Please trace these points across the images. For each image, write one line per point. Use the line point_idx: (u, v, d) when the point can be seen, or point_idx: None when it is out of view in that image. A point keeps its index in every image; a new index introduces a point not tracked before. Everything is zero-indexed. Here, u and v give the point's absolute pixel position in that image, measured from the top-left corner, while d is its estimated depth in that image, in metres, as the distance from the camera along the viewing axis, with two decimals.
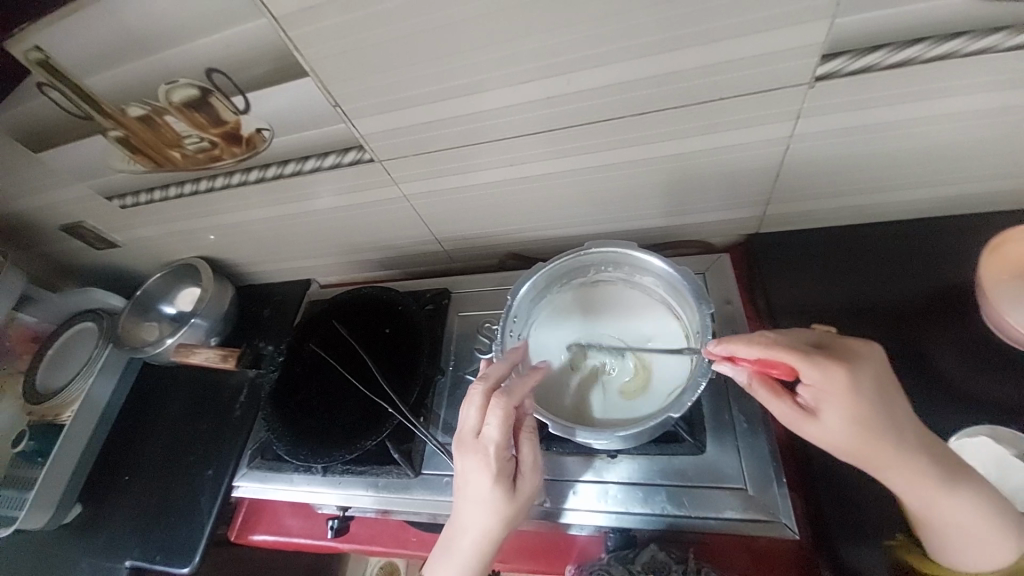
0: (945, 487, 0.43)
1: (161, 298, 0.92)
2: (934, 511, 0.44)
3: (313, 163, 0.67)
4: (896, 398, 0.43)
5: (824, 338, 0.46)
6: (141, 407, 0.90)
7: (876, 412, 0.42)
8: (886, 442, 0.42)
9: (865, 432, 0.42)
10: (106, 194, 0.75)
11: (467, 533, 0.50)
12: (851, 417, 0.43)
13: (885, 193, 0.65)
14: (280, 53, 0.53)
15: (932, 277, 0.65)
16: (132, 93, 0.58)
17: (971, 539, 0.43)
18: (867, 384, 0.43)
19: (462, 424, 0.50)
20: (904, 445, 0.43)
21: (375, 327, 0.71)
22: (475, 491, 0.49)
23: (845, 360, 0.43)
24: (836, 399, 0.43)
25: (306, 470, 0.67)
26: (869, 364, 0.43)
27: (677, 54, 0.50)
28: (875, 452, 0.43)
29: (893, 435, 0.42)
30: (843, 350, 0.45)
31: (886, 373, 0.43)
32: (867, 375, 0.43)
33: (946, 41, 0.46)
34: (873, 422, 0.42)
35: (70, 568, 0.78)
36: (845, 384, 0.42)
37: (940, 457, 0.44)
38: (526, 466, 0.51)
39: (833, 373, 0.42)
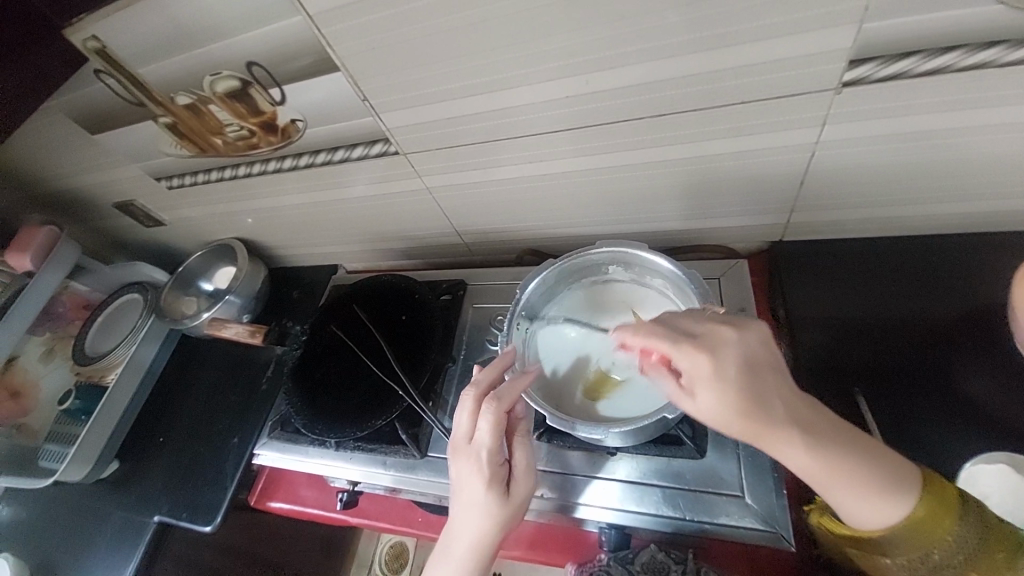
0: (822, 450, 0.41)
1: (200, 275, 0.98)
2: (819, 475, 0.42)
3: (341, 154, 0.70)
4: (764, 370, 0.43)
5: (702, 323, 0.47)
6: (177, 376, 0.97)
7: (745, 389, 0.42)
8: (754, 417, 0.41)
9: (736, 412, 0.42)
10: (155, 175, 0.81)
11: (461, 539, 0.51)
12: (722, 398, 0.42)
13: (917, 205, 0.63)
14: (313, 49, 0.56)
15: (961, 297, 0.63)
16: (180, 83, 0.62)
17: (856, 497, 0.42)
18: (733, 365, 0.43)
19: (455, 431, 0.53)
20: (772, 413, 0.42)
21: (392, 313, 0.74)
22: (470, 496, 0.51)
23: (711, 345, 0.44)
24: (705, 382, 0.43)
25: (320, 444, 0.70)
26: (736, 346, 0.44)
27: (698, 57, 0.50)
28: (747, 425, 0.42)
29: (763, 408, 0.42)
30: (713, 335, 0.45)
31: (754, 351, 0.44)
32: (730, 355, 0.43)
33: (981, 50, 0.45)
34: (744, 401, 0.42)
35: (106, 518, 0.85)
36: (711, 370, 0.42)
37: (812, 419, 0.43)
38: (521, 468, 0.53)
39: (699, 358, 0.43)
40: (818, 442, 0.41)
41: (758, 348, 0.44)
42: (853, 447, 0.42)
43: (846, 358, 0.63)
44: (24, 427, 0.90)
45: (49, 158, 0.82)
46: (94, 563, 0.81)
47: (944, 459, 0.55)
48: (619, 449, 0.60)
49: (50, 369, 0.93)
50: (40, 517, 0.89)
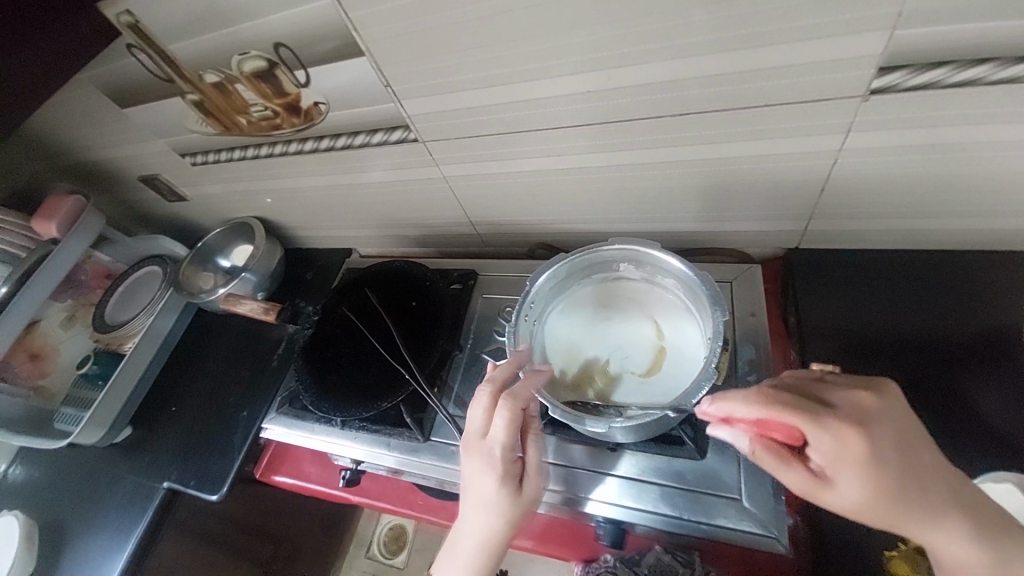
0: (986, 546, 0.38)
1: (218, 252, 1.00)
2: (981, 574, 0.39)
3: (362, 139, 0.71)
4: (922, 452, 0.39)
5: (829, 391, 0.41)
6: (192, 349, 0.99)
7: (894, 477, 0.38)
8: (912, 509, 0.38)
9: (887, 502, 0.38)
10: (180, 151, 0.83)
11: (472, 533, 0.52)
12: (872, 486, 0.38)
13: (942, 219, 0.62)
14: (339, 32, 0.56)
15: (979, 317, 0.62)
16: (209, 61, 0.63)
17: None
18: (884, 447, 0.38)
19: (468, 428, 0.52)
20: (931, 504, 0.38)
21: (403, 299, 0.75)
22: (481, 493, 0.51)
23: (854, 423, 0.39)
24: (852, 469, 0.38)
25: (326, 422, 0.72)
26: (887, 423, 0.39)
27: (723, 57, 0.49)
28: (901, 515, 0.38)
29: (920, 496, 0.38)
30: (851, 406, 0.40)
31: (903, 426, 0.39)
32: (883, 435, 0.39)
33: (1016, 64, 0.44)
34: (898, 488, 0.38)
35: (117, 481, 0.87)
36: (862, 455, 0.38)
37: (975, 512, 0.39)
38: (532, 467, 0.53)
39: (847, 439, 0.38)
40: (985, 535, 0.39)
41: (908, 421, 0.40)
42: (1000, 533, 0.39)
43: (856, 368, 0.63)
44: (42, 389, 0.92)
45: (80, 129, 0.84)
46: (105, 523, 0.84)
47: None
48: (621, 444, 0.60)
49: (71, 334, 0.95)
50: (56, 476, 0.92)
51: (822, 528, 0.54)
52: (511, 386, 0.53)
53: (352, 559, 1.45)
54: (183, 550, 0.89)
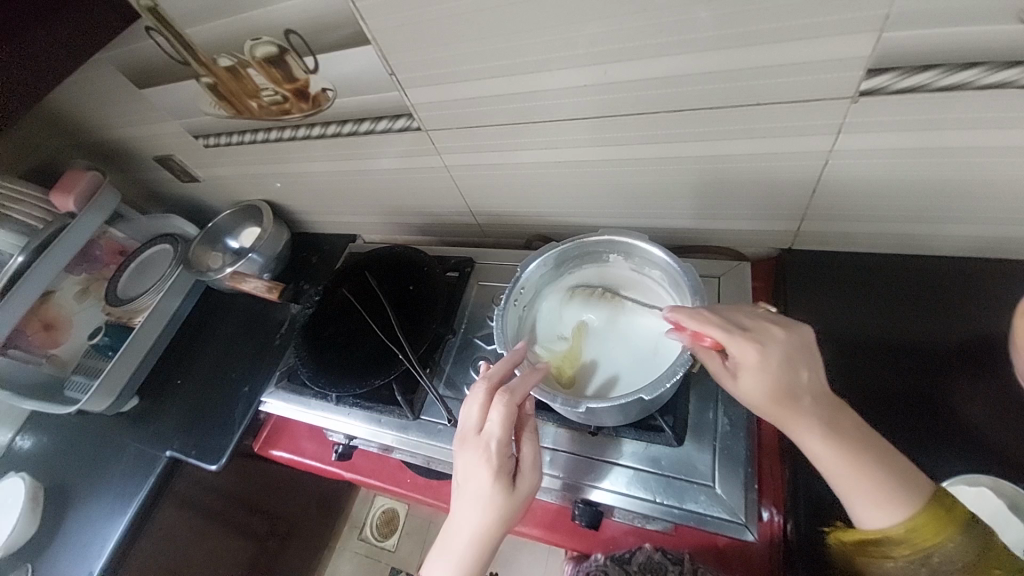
0: (855, 459, 0.46)
1: (227, 232, 1.03)
2: (838, 469, 0.46)
3: (367, 125, 0.73)
4: (806, 370, 0.47)
5: (753, 318, 0.50)
6: (200, 325, 1.03)
7: (784, 382, 0.47)
8: (788, 404, 0.47)
9: (769, 396, 0.47)
10: (194, 133, 0.86)
11: (463, 527, 0.51)
12: (762, 383, 0.47)
13: (932, 224, 0.62)
14: (346, 21, 0.58)
15: (964, 323, 0.62)
16: (223, 46, 0.66)
17: (864, 491, 0.45)
18: (778, 358, 0.47)
19: (464, 422, 0.53)
20: (804, 408, 0.47)
21: (400, 282, 0.77)
22: (475, 489, 0.51)
23: (761, 339, 0.48)
24: (750, 372, 0.48)
25: (322, 397, 0.74)
26: (784, 343, 0.48)
27: (716, 55, 0.51)
28: (783, 413, 0.47)
29: (795, 399, 0.46)
30: (762, 329, 0.49)
31: (799, 352, 0.48)
32: (779, 355, 0.47)
33: (1003, 70, 0.44)
34: (784, 389, 0.47)
35: (121, 449, 0.91)
36: (759, 360, 0.47)
37: (845, 423, 0.47)
38: (526, 465, 0.53)
39: (750, 348, 0.47)
40: (845, 438, 0.46)
41: (803, 347, 0.48)
42: (876, 455, 0.46)
43: (837, 368, 0.63)
44: (54, 358, 0.95)
45: (99, 108, 0.87)
46: (109, 487, 0.87)
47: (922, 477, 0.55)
48: (601, 428, 0.61)
49: (83, 307, 0.98)
50: (64, 442, 0.96)
51: (797, 521, 0.55)
52: (508, 382, 0.54)
53: (345, 540, 1.49)
54: (182, 517, 0.92)
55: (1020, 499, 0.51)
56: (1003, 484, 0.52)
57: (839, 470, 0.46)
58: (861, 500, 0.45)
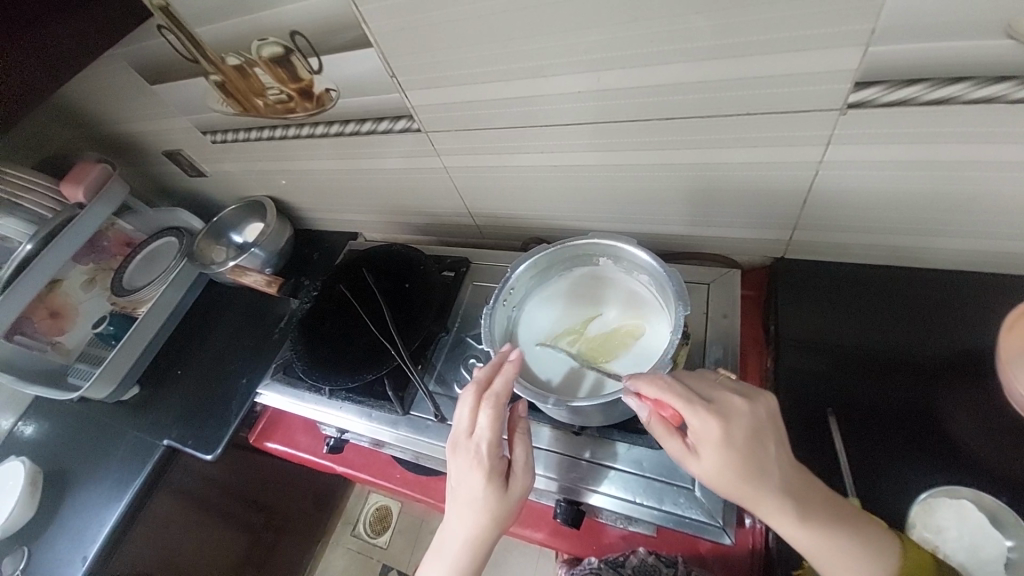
0: (821, 533, 0.46)
1: (232, 227, 1.04)
2: (806, 543, 0.46)
3: (369, 126, 0.75)
4: (770, 445, 0.47)
5: (714, 388, 0.49)
6: (202, 316, 1.05)
7: (747, 458, 0.46)
8: (753, 485, 0.46)
9: (735, 474, 0.46)
10: (202, 129, 0.88)
11: (458, 530, 0.52)
12: (725, 459, 0.46)
13: (923, 237, 0.62)
14: (349, 24, 0.60)
15: (953, 337, 0.62)
16: (231, 46, 0.68)
17: (838, 563, 0.45)
18: (742, 435, 0.46)
19: (455, 428, 0.54)
20: (771, 487, 0.46)
21: (396, 279, 0.78)
22: (467, 492, 0.52)
23: (723, 412, 0.47)
24: (713, 447, 0.46)
25: (315, 391, 0.75)
26: (748, 418, 0.47)
27: (709, 65, 0.52)
28: (748, 491, 0.46)
29: (762, 478, 0.46)
30: (727, 403, 0.48)
31: (761, 426, 0.47)
32: (742, 430, 0.46)
33: (992, 84, 0.45)
34: (749, 466, 0.46)
35: (119, 436, 0.92)
36: (721, 437, 0.46)
37: (810, 497, 0.47)
38: (519, 465, 0.53)
39: (712, 423, 0.46)
40: (811, 514, 0.46)
41: (768, 421, 0.48)
42: (843, 525, 0.46)
43: (824, 380, 0.64)
44: (59, 346, 0.96)
45: (111, 103, 0.90)
46: (106, 474, 0.89)
47: (903, 488, 0.55)
48: (585, 428, 0.62)
49: (89, 296, 1.00)
50: (63, 428, 0.97)
51: None
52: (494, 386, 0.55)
53: (339, 535, 1.50)
54: (176, 506, 0.93)
55: (1000, 514, 0.50)
56: (984, 498, 0.51)
57: (813, 546, 0.46)
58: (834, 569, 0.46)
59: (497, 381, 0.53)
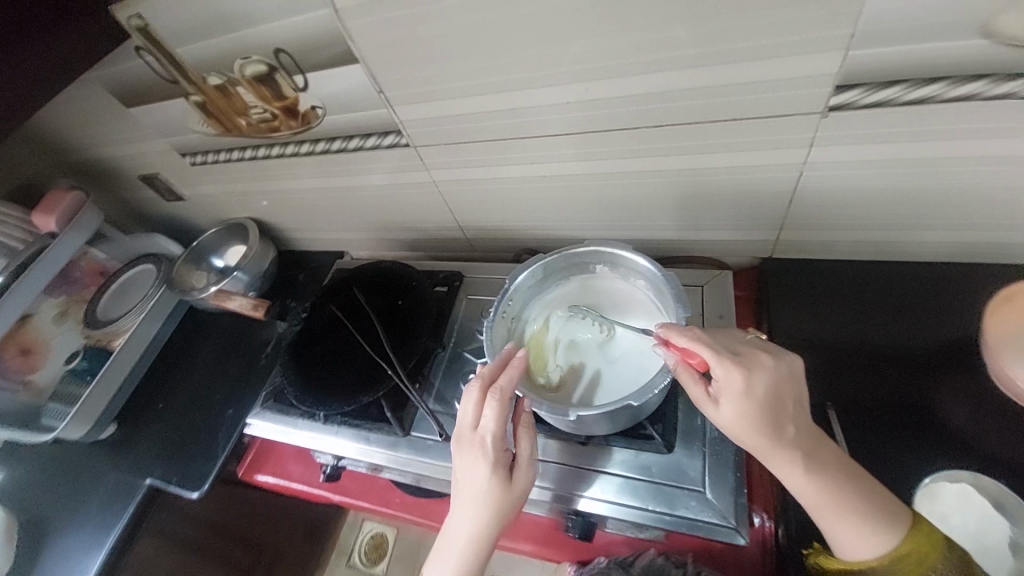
0: (828, 488, 0.47)
1: (212, 251, 1.01)
2: (816, 498, 0.47)
3: (356, 143, 0.74)
4: (790, 400, 0.48)
5: (742, 343, 0.51)
6: (182, 346, 1.01)
7: (766, 410, 0.47)
8: (768, 436, 0.47)
9: (752, 424, 0.47)
10: (180, 151, 0.86)
11: (462, 530, 0.51)
12: (745, 409, 0.47)
13: (903, 232, 0.65)
14: (337, 41, 0.60)
15: (941, 326, 0.64)
16: (212, 65, 0.67)
17: (838, 519, 0.47)
18: (763, 387, 0.47)
19: (460, 422, 0.53)
20: (785, 435, 0.47)
21: (388, 296, 0.77)
22: (471, 486, 0.51)
23: (747, 364, 0.48)
24: (733, 397, 0.47)
25: (309, 417, 0.73)
26: (773, 372, 0.48)
27: (695, 72, 0.53)
28: (761, 442, 0.47)
29: (779, 428, 0.47)
30: (752, 356, 0.49)
31: (785, 381, 0.48)
32: (764, 382, 0.47)
33: (966, 82, 0.47)
34: (767, 417, 0.47)
35: (98, 478, 0.87)
36: (743, 387, 0.47)
37: (822, 451, 0.48)
38: (524, 459, 0.52)
39: (736, 373, 0.47)
40: (817, 466, 0.47)
41: (793, 377, 0.48)
42: (854, 491, 0.47)
43: (823, 376, 0.64)
44: (31, 385, 0.91)
45: (84, 128, 0.87)
46: (84, 521, 0.83)
47: (909, 478, 0.56)
48: (591, 437, 0.62)
49: (61, 330, 0.94)
50: (35, 476, 0.91)
51: (790, 526, 0.56)
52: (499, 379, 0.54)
53: (332, 568, 1.43)
54: (161, 549, 0.88)
55: (1000, 494, 0.52)
56: (983, 480, 0.53)
57: (817, 499, 0.47)
58: (834, 524, 0.47)
59: (504, 375, 0.52)
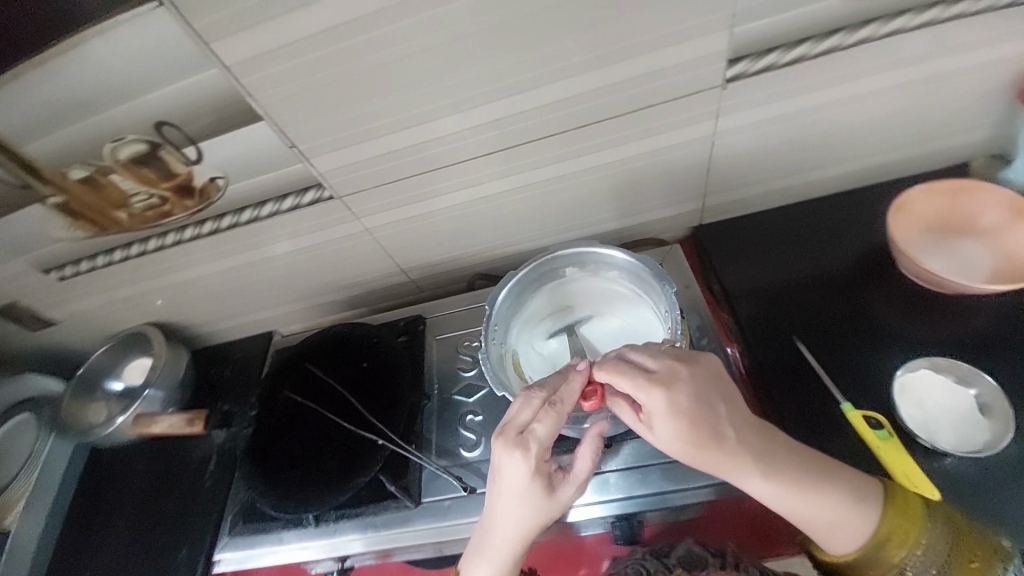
0: (787, 484, 0.47)
1: (107, 374, 0.84)
2: (778, 495, 0.48)
3: (270, 207, 0.67)
4: (720, 406, 0.48)
5: (658, 354, 0.50)
6: (97, 492, 0.81)
7: (697, 424, 0.47)
8: (709, 449, 0.47)
9: (688, 440, 0.47)
10: (43, 266, 0.72)
11: (504, 531, 0.50)
12: (675, 427, 0.47)
13: (802, 174, 0.74)
14: (233, 101, 0.55)
15: (859, 244, 0.73)
16: (75, 155, 0.58)
17: (806, 511, 0.47)
18: (685, 399, 0.47)
19: (509, 421, 0.51)
20: (729, 445, 0.47)
21: (351, 361, 0.70)
22: (511, 487, 0.49)
23: (667, 380, 0.48)
24: (661, 419, 0.47)
25: (296, 525, 0.63)
26: (689, 379, 0.48)
27: (608, 70, 0.56)
28: (710, 456, 0.47)
29: (717, 438, 0.47)
30: (669, 369, 0.48)
31: (704, 385, 0.48)
32: (686, 394, 0.47)
33: (828, 38, 0.57)
34: (698, 431, 0.47)
35: None
36: (667, 406, 0.47)
37: (770, 445, 0.48)
38: (573, 474, 0.51)
39: (656, 395, 0.47)
40: (771, 466, 0.47)
41: (714, 378, 0.49)
42: (811, 477, 0.48)
43: (782, 314, 0.70)
44: None
45: None
46: None
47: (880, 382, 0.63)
48: (614, 438, 0.63)
49: None
50: None
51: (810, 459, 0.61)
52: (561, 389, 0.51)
53: None
54: None
55: (956, 368, 0.61)
56: (940, 361, 0.62)
57: (778, 498, 0.48)
58: (810, 517, 0.48)
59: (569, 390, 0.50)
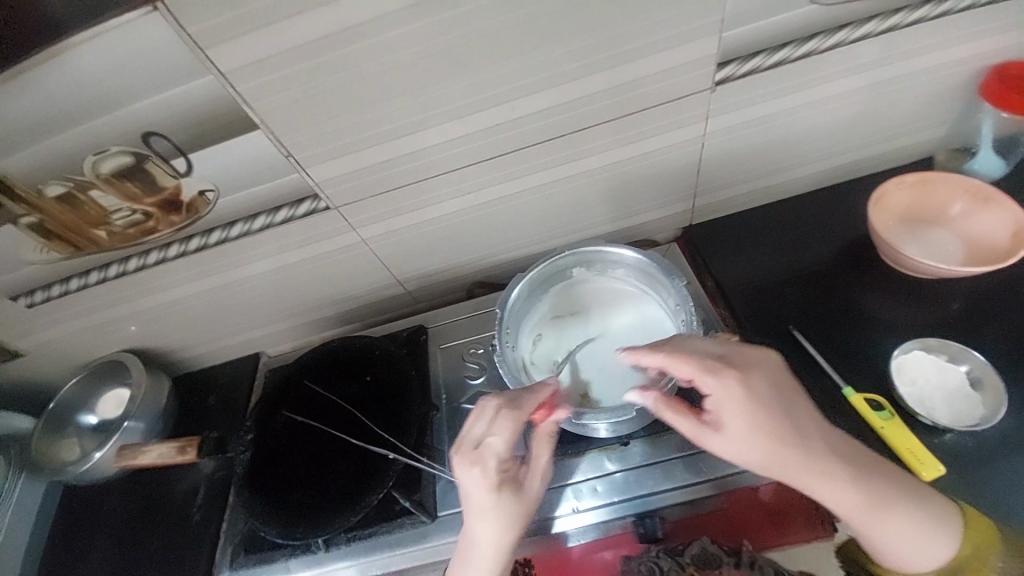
0: (860, 485, 0.50)
1: (80, 408, 0.78)
2: (852, 500, 0.50)
3: (262, 221, 0.64)
4: (795, 406, 0.50)
5: (723, 347, 0.53)
6: (72, 537, 0.74)
7: (775, 418, 0.49)
8: (788, 447, 0.49)
9: (763, 435, 0.49)
10: (11, 292, 0.67)
11: (482, 542, 0.52)
12: (748, 417, 0.49)
13: (786, 172, 0.77)
14: (227, 110, 0.53)
15: (842, 236, 0.76)
16: (52, 170, 0.56)
17: (880, 516, 0.50)
18: (761, 390, 0.50)
19: (463, 438, 0.52)
20: (807, 450, 0.49)
21: (354, 375, 0.68)
22: (478, 500, 0.52)
23: (740, 370, 0.50)
24: (734, 409, 0.49)
25: (305, 551, 0.61)
26: (762, 373, 0.50)
27: (605, 73, 0.58)
28: (787, 456, 0.49)
29: (795, 436, 0.49)
30: (744, 360, 0.51)
31: (779, 380, 0.51)
32: (761, 386, 0.50)
33: (806, 42, 0.61)
34: (772, 425, 0.49)
35: None
36: (743, 394, 0.49)
37: (850, 452, 0.51)
38: (537, 470, 0.54)
39: (729, 384, 0.49)
40: (853, 471, 0.50)
41: (784, 376, 0.51)
42: (885, 484, 0.50)
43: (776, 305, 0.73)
44: None
45: None
46: None
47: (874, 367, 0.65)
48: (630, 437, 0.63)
49: None
50: None
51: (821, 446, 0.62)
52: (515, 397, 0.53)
53: None
54: None
55: (946, 347, 0.64)
56: (940, 344, 0.65)
57: (851, 502, 0.50)
58: (887, 524, 0.50)
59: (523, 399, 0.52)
